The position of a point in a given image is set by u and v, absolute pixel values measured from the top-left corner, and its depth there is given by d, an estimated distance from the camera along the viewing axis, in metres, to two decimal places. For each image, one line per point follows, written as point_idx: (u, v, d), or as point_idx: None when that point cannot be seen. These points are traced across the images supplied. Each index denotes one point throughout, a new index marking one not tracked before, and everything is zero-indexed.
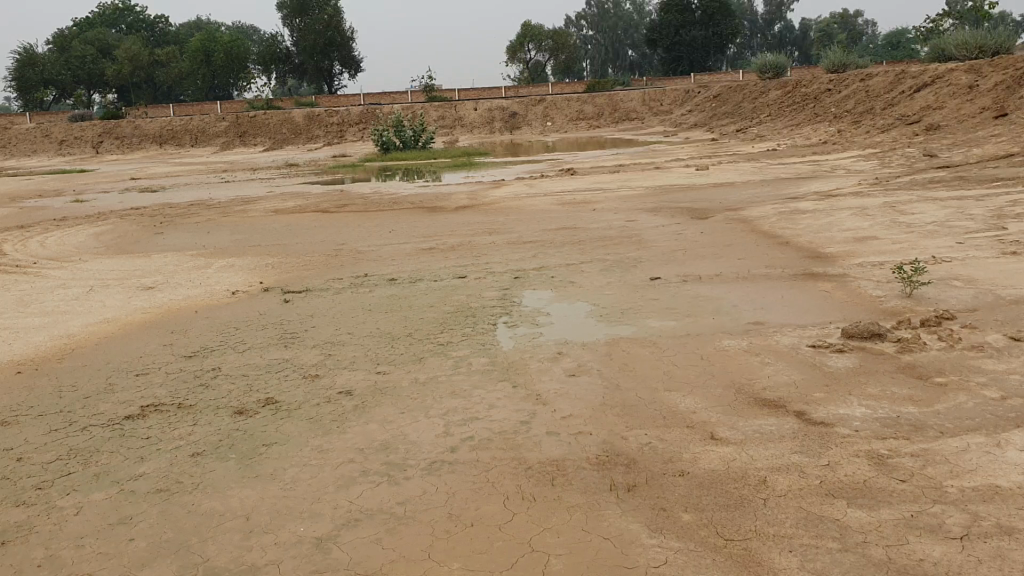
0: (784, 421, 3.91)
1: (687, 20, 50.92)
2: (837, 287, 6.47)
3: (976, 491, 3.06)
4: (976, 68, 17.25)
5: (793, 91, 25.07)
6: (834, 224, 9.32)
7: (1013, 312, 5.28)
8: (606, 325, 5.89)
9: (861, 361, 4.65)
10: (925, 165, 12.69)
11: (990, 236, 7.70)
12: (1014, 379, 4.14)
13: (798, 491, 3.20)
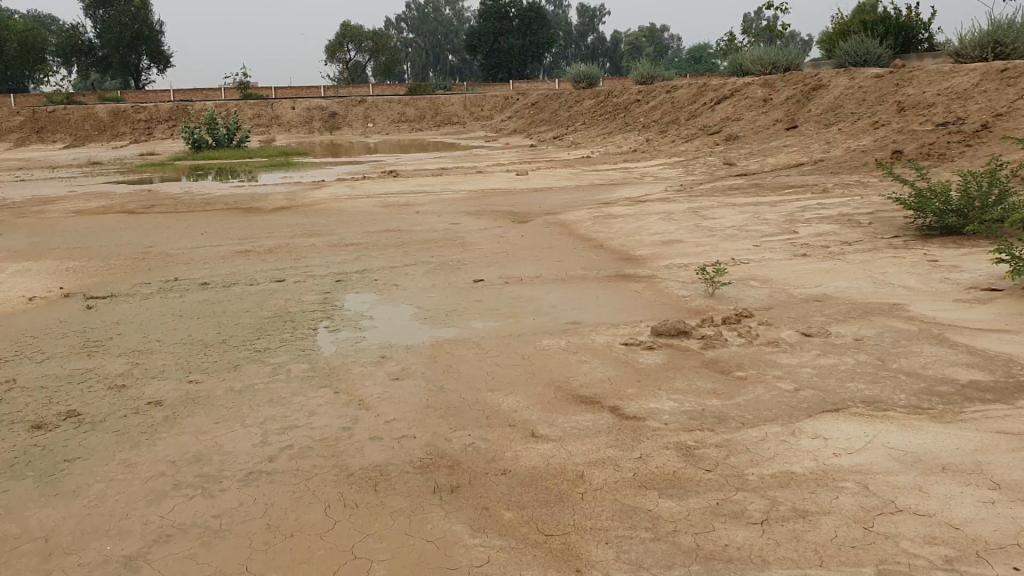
0: (599, 416, 4.05)
1: (505, 28, 51.84)
2: (648, 288, 6.77)
3: (774, 477, 3.28)
4: (770, 83, 18.50)
5: (606, 100, 26.02)
6: (644, 228, 9.74)
7: (803, 309, 5.70)
8: (429, 327, 5.89)
9: (670, 358, 4.88)
10: (726, 172, 13.47)
11: (783, 240, 8.28)
12: (805, 372, 4.47)
13: (614, 484, 3.32)
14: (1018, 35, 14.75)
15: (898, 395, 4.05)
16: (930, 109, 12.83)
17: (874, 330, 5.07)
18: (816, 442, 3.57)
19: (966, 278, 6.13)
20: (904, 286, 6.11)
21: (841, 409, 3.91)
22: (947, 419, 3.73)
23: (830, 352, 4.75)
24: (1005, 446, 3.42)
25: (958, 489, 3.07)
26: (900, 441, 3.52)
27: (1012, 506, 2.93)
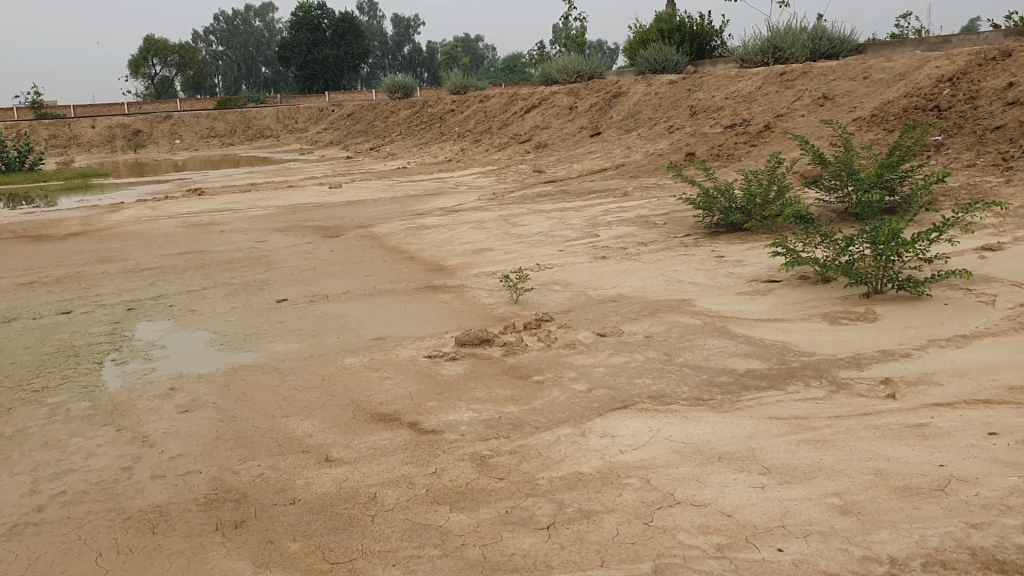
0: (396, 434, 3.98)
1: (318, 39, 50.98)
2: (455, 299, 6.78)
3: (563, 480, 3.32)
4: (575, 92, 19.07)
5: (420, 111, 26.05)
6: (455, 237, 9.77)
7: (601, 310, 5.85)
8: (226, 354, 5.64)
9: (472, 367, 4.88)
10: (535, 180, 13.74)
11: (586, 243, 8.50)
12: (599, 371, 4.58)
13: (406, 503, 3.27)
14: (795, 41, 15.83)
15: (682, 388, 4.21)
16: (719, 112, 13.55)
17: (663, 327, 5.27)
18: (605, 440, 3.65)
19: (748, 272, 6.49)
20: (693, 282, 6.39)
21: (629, 406, 4.03)
22: (726, 408, 3.91)
23: (622, 351, 4.89)
24: (775, 431, 3.61)
25: (732, 476, 3.22)
26: (682, 433, 3.65)
27: (779, 488, 3.10)
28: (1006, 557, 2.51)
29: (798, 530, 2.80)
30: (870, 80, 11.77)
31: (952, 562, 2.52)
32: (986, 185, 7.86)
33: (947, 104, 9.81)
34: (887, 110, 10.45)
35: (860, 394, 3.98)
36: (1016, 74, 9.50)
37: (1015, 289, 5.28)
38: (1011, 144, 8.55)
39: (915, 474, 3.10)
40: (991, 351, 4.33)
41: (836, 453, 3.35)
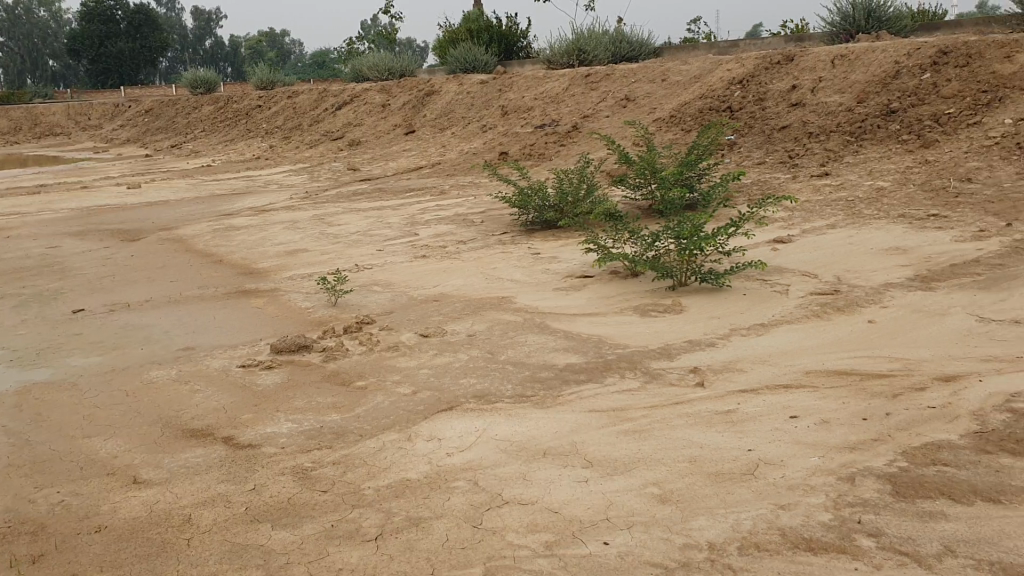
0: (212, 449, 3.79)
1: (111, 31, 48.03)
2: (269, 304, 6.55)
3: (390, 488, 3.26)
4: (386, 89, 18.92)
5: (225, 107, 25.06)
6: (267, 239, 9.45)
7: (422, 310, 5.82)
8: (16, 372, 5.19)
9: (290, 375, 4.72)
10: (349, 178, 13.50)
11: (404, 242, 8.43)
12: (423, 374, 4.53)
13: (224, 524, 3.10)
14: (598, 44, 16.36)
15: (505, 385, 4.24)
16: (530, 112, 13.81)
17: (485, 325, 5.29)
18: (430, 444, 3.62)
19: (564, 268, 6.63)
20: (511, 279, 6.46)
21: (454, 407, 4.01)
22: (548, 403, 3.97)
23: (444, 351, 4.87)
24: (595, 424, 3.70)
25: (557, 471, 3.27)
26: (506, 431, 3.67)
27: (602, 481, 3.17)
28: (812, 534, 2.66)
29: (622, 522, 2.87)
30: (669, 82, 12.33)
31: (764, 543, 2.65)
32: (776, 181, 8.39)
33: (738, 105, 10.42)
34: (685, 111, 10.98)
35: (673, 383, 4.14)
36: (798, 78, 10.21)
37: (806, 278, 5.66)
38: (796, 143, 9.17)
39: (726, 459, 3.25)
40: (789, 338, 4.62)
41: (654, 442, 3.46)
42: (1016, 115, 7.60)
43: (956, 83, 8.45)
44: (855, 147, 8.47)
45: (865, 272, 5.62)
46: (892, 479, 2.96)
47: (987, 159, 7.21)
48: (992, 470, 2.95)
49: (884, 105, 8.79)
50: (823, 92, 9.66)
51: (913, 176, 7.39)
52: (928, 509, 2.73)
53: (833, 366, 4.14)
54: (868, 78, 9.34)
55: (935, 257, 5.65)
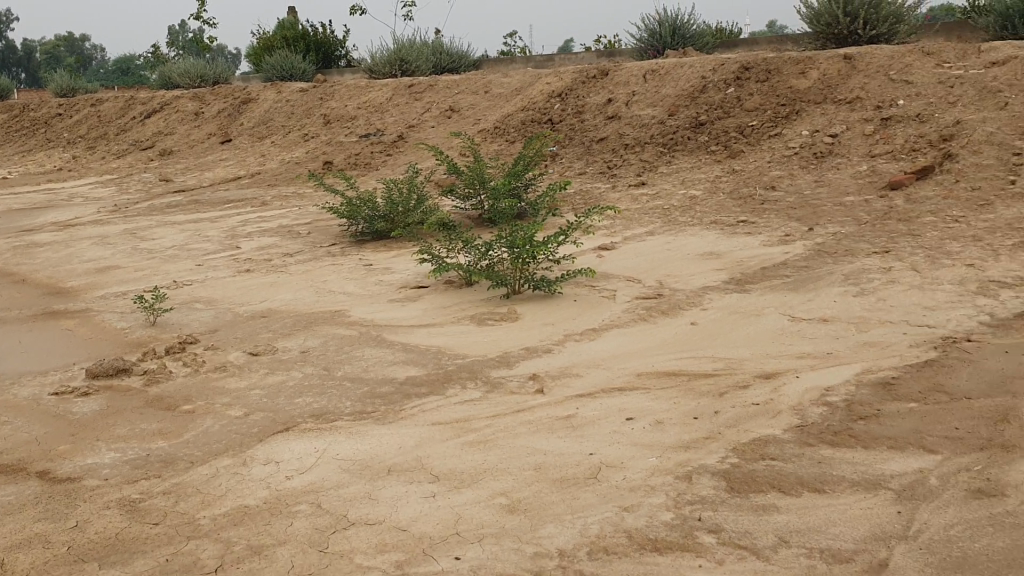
0: (25, 487, 3.49)
1: None
2: (81, 326, 6.12)
3: (228, 516, 3.11)
4: (200, 97, 18.18)
5: (19, 116, 23.32)
6: (74, 255, 8.84)
7: (250, 327, 5.60)
8: None
9: (109, 402, 4.42)
10: (163, 189, 12.86)
11: (226, 256, 8.10)
12: (255, 394, 4.36)
13: (43, 567, 2.87)
14: (419, 54, 16.35)
15: (343, 403, 4.14)
16: (353, 122, 13.62)
17: (318, 340, 5.15)
18: (268, 468, 3.48)
19: (396, 279, 6.57)
20: (343, 292, 6.33)
21: (291, 428, 3.88)
22: (389, 419, 3.90)
23: (276, 369, 4.70)
24: (437, 437, 3.67)
25: (403, 488, 3.21)
26: (348, 450, 3.59)
27: (450, 495, 3.14)
28: (656, 534, 2.74)
29: (472, 535, 2.85)
30: (491, 93, 12.48)
31: (612, 546, 2.70)
32: (598, 191, 8.65)
33: (559, 118, 10.68)
34: (508, 122, 11.16)
35: (512, 391, 4.17)
36: (614, 91, 10.58)
37: (631, 283, 5.84)
38: (614, 153, 9.48)
39: (570, 464, 3.30)
40: (618, 342, 4.75)
41: (498, 452, 3.47)
42: (811, 127, 8.13)
43: (758, 97, 8.97)
44: (669, 157, 8.85)
45: (685, 276, 5.86)
46: (727, 474, 3.08)
47: (788, 168, 7.68)
48: (815, 461, 3.12)
49: (693, 117, 9.22)
50: (637, 105, 10.05)
51: (723, 185, 7.79)
52: (761, 502, 2.86)
53: (662, 367, 4.28)
54: (678, 92, 9.78)
55: (748, 261, 5.97)
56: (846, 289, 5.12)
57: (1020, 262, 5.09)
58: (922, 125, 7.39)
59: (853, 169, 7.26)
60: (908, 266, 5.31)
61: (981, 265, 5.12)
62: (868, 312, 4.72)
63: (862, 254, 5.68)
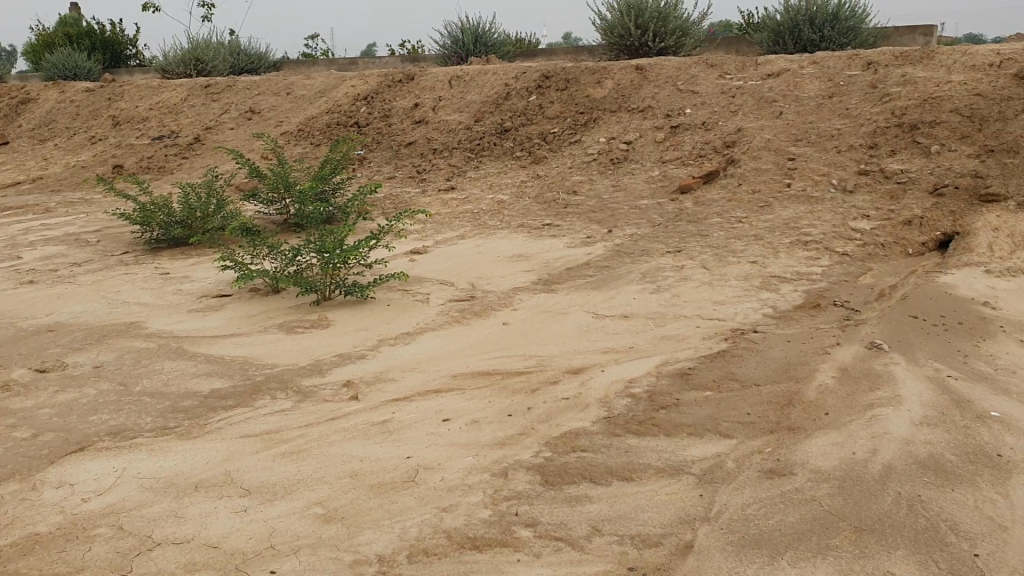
0: None
1: None
2: None
3: (15, 546, 2.87)
4: None
5: None
6: None
7: (36, 343, 5.20)
8: None
9: None
10: None
11: (5, 267, 7.48)
12: (43, 414, 4.04)
13: None
14: (216, 54, 15.74)
15: (143, 419, 3.92)
16: (145, 123, 12.94)
17: (113, 354, 4.85)
18: (61, 492, 3.24)
19: (198, 288, 6.29)
20: (139, 303, 5.99)
21: (86, 447, 3.63)
22: (195, 434, 3.73)
23: (66, 387, 4.38)
24: (247, 450, 3.54)
25: (212, 504, 3.08)
26: (150, 467, 3.40)
27: (263, 508, 3.04)
28: (474, 533, 2.74)
29: (287, 547, 2.77)
30: (293, 95, 12.20)
31: (431, 548, 2.69)
32: (406, 195, 8.63)
33: (365, 121, 10.59)
34: (313, 126, 10.96)
35: (325, 399, 4.09)
36: (420, 96, 10.60)
37: (443, 286, 5.87)
38: (422, 158, 9.51)
39: (386, 469, 3.26)
40: (432, 345, 4.76)
41: (313, 462, 3.39)
42: (608, 134, 8.44)
43: (559, 104, 9.22)
44: (476, 162, 8.96)
45: (495, 278, 5.94)
46: (541, 468, 3.12)
47: (588, 173, 7.95)
48: (622, 450, 3.21)
49: (498, 123, 9.37)
50: (444, 110, 10.11)
51: (528, 189, 7.97)
52: (573, 493, 2.92)
53: (475, 368, 4.32)
54: (483, 99, 9.92)
55: (553, 262, 6.13)
56: (645, 287, 5.36)
57: (797, 258, 5.49)
58: (708, 132, 7.83)
59: (647, 174, 7.59)
60: (699, 264, 5.62)
61: (763, 262, 5.50)
62: (666, 308, 4.96)
63: (658, 253, 5.96)
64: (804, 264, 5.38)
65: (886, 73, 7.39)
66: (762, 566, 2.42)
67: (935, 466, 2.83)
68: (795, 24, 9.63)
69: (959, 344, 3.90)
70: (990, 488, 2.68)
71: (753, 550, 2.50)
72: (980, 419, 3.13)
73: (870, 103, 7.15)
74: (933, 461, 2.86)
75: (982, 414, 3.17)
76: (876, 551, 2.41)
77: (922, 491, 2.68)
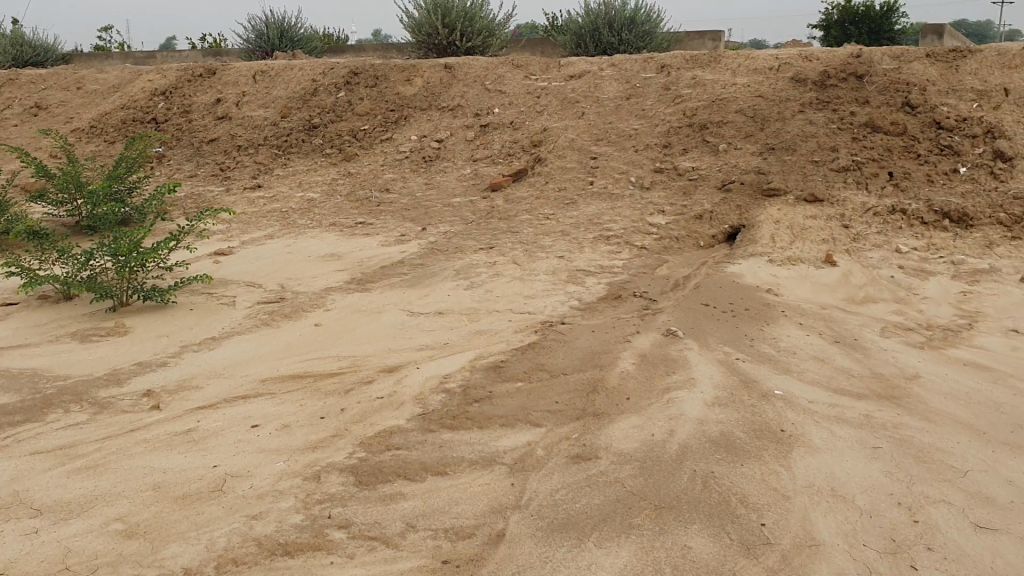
0: None
1: None
2: None
3: None
4: None
5: None
6: None
7: None
8: None
9: None
10: None
11: None
12: None
13: None
14: None
15: None
16: None
17: None
18: None
19: None
20: None
21: None
22: None
23: None
24: (38, 468, 3.31)
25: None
26: None
27: (56, 528, 2.85)
28: (285, 538, 2.67)
29: (84, 568, 2.61)
30: (84, 89, 11.47)
31: (241, 557, 2.60)
32: (211, 194, 8.33)
33: (164, 118, 10.12)
34: (107, 123, 10.36)
35: (124, 411, 3.88)
36: (222, 91, 10.22)
37: (250, 288, 5.69)
38: (226, 156, 9.18)
39: (192, 480, 3.12)
40: (240, 349, 4.61)
41: (111, 476, 3.21)
42: (419, 132, 8.43)
43: (367, 102, 9.09)
44: (283, 160, 8.74)
45: (306, 279, 5.83)
46: (354, 469, 3.06)
47: (400, 171, 7.92)
48: (437, 445, 3.21)
49: (306, 120, 9.16)
50: (249, 106, 9.80)
51: (338, 187, 7.85)
52: (387, 492, 2.90)
53: (286, 371, 4.21)
54: (289, 94, 9.67)
55: (365, 261, 6.08)
56: (458, 284, 5.41)
57: (600, 252, 5.71)
58: (515, 131, 7.98)
59: (458, 172, 7.66)
60: (510, 260, 5.73)
61: (569, 257, 5.68)
62: (477, 304, 5.02)
63: (470, 250, 6.03)
64: (607, 258, 5.61)
65: (679, 76, 7.78)
66: (570, 549, 2.51)
67: (727, 444, 3.02)
68: (595, 28, 9.98)
69: (746, 329, 4.17)
70: (774, 461, 2.89)
71: (562, 534, 2.58)
72: (765, 398, 3.38)
73: (665, 104, 7.51)
74: (724, 439, 3.05)
75: (767, 394, 3.42)
76: (674, 527, 2.55)
77: (715, 468, 2.86)
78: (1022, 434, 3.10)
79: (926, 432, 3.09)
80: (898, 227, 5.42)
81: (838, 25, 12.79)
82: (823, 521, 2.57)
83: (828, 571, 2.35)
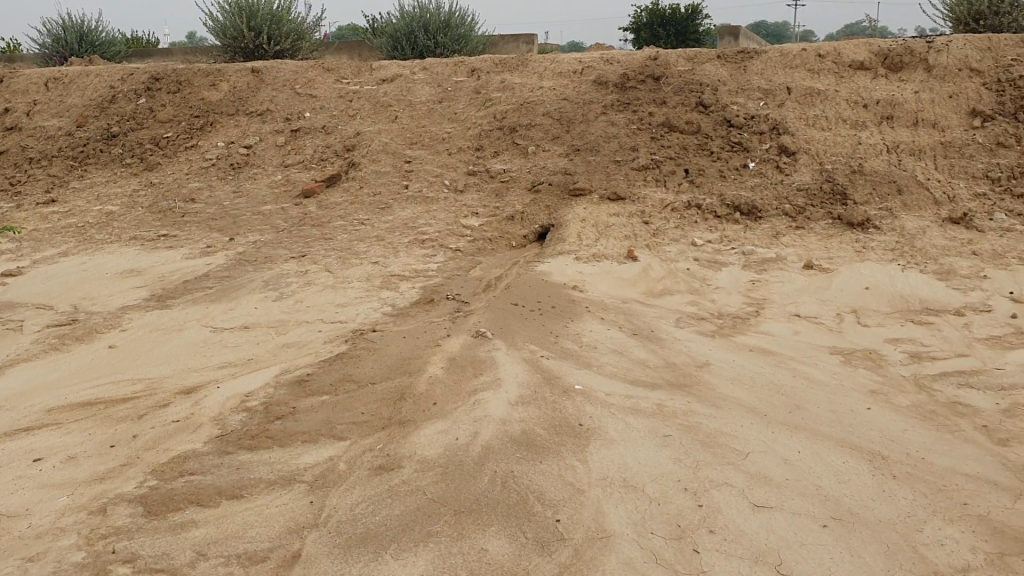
0: None
1: None
2: None
3: None
4: None
5: None
6: None
7: None
8: None
9: None
10: None
11: None
12: None
13: None
14: None
15: None
16: None
17: None
18: None
19: None
20: None
21: None
22: None
23: None
24: None
25: None
26: None
27: None
28: None
29: None
30: None
31: None
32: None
33: None
34: None
35: None
36: (10, 101, 9.55)
37: (40, 311, 5.33)
38: (16, 169, 8.58)
39: None
40: (26, 378, 4.31)
41: None
42: (226, 138, 8.13)
43: (170, 108, 8.67)
44: (80, 172, 8.25)
45: (102, 298, 5.51)
46: (143, 500, 2.90)
47: (206, 180, 7.62)
48: (233, 468, 3.10)
49: (103, 128, 8.67)
50: (40, 116, 9.19)
51: (140, 199, 7.48)
52: (178, 521, 2.77)
53: (75, 400, 3.95)
54: (85, 102, 9.13)
55: (167, 275, 5.82)
56: (266, 295, 5.26)
57: (413, 257, 5.69)
58: (327, 136, 7.83)
59: (269, 179, 7.45)
60: (321, 268, 5.62)
61: (382, 262, 5.63)
62: (285, 316, 4.89)
63: (280, 260, 5.88)
64: (420, 262, 5.59)
65: (488, 80, 7.85)
66: (367, 563, 2.48)
67: (527, 441, 3.05)
68: (410, 31, 9.93)
69: (550, 326, 4.26)
70: (571, 456, 2.96)
71: (361, 549, 2.54)
72: (566, 394, 3.45)
73: (476, 108, 7.57)
74: (525, 437, 3.08)
75: (567, 389, 3.50)
76: (473, 531, 2.57)
77: (514, 467, 2.88)
78: (799, 413, 3.31)
79: (712, 418, 3.24)
80: (694, 221, 5.68)
81: (647, 27, 13.23)
82: (614, 511, 2.64)
83: (616, 560, 2.42)
